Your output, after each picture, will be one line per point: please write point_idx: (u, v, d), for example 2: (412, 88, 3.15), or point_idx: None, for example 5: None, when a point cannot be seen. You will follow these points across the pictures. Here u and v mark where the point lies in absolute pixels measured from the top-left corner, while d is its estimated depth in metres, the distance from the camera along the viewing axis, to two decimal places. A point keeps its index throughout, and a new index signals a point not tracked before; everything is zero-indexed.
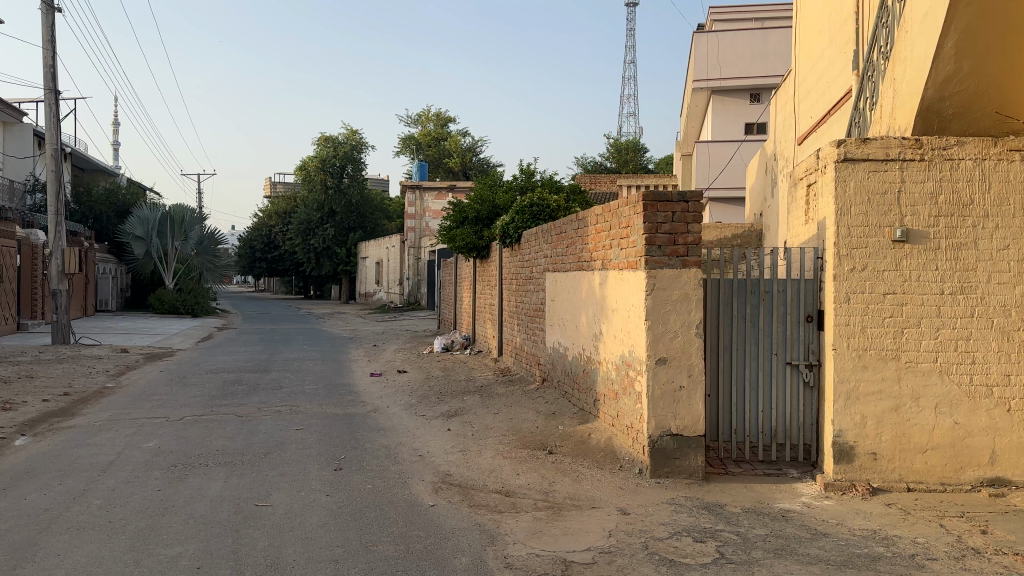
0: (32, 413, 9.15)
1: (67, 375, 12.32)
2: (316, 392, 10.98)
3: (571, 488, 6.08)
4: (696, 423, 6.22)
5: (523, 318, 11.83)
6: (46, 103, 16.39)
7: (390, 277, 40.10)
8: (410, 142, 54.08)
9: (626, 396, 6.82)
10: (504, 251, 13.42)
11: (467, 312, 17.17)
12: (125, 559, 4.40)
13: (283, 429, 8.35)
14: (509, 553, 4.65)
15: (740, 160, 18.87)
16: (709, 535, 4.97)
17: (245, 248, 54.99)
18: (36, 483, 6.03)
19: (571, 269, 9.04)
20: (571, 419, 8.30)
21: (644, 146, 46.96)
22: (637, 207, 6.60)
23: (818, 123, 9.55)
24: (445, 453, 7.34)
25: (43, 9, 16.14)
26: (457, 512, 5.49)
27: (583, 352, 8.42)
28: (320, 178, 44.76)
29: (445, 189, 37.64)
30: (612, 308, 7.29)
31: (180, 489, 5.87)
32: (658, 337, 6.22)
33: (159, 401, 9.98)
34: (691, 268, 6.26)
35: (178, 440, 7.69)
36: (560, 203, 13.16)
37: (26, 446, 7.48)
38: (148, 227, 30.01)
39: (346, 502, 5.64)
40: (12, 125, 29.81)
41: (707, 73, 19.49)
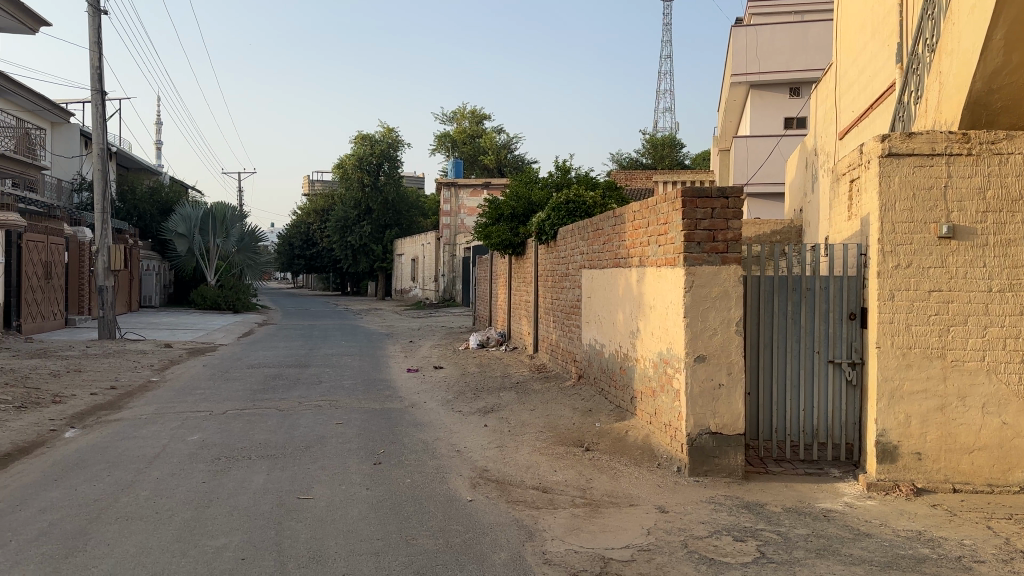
0: (80, 406, 9.39)
1: (113, 369, 12.60)
2: (354, 387, 11.11)
3: (609, 485, 6.07)
4: (736, 422, 6.17)
5: (559, 315, 11.81)
6: (92, 104, 16.75)
7: (425, 274, 40.32)
8: (446, 140, 54.50)
9: (664, 393, 6.77)
10: (540, 247, 13.44)
11: (502, 309, 17.21)
12: (172, 550, 4.49)
13: (323, 423, 8.47)
14: (548, 549, 4.66)
15: (779, 155, 18.62)
16: (750, 534, 4.92)
17: (284, 245, 55.94)
18: (86, 474, 6.19)
19: (608, 267, 9.02)
20: (608, 416, 8.27)
21: (679, 142, 46.58)
22: (675, 204, 6.55)
23: (860, 117, 9.39)
24: (482, 449, 7.37)
25: (90, 11, 16.48)
26: (495, 507, 5.51)
27: (620, 349, 8.39)
28: (356, 176, 45.11)
29: (480, 186, 37.72)
30: (650, 304, 7.25)
31: (224, 481, 5.97)
32: (698, 334, 6.17)
33: (202, 395, 10.17)
34: (731, 265, 6.20)
35: (221, 433, 7.84)
36: (596, 199, 13.12)
37: (76, 438, 7.66)
38: (190, 225, 30.56)
39: (386, 496, 5.70)
40: (60, 125, 30.46)
41: (746, 67, 19.26)
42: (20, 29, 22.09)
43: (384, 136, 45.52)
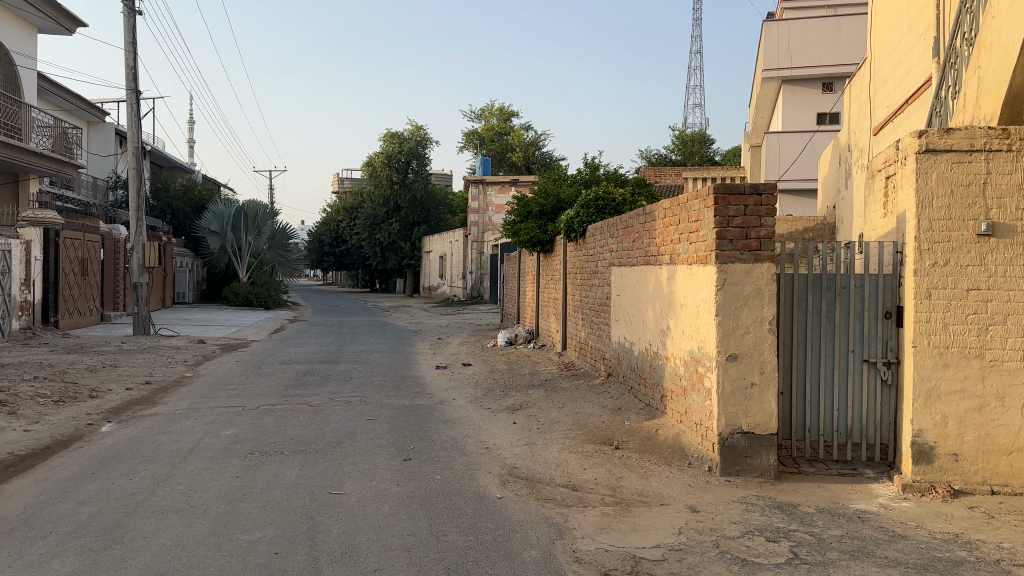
0: (116, 401, 9.55)
1: (148, 364, 12.80)
2: (384, 384, 11.19)
3: (639, 483, 6.05)
4: (769, 421, 6.11)
5: (588, 313, 11.77)
6: (127, 103, 17.00)
7: (453, 271, 40.42)
8: (474, 137, 54.68)
9: (695, 392, 6.72)
10: (569, 245, 13.42)
11: (530, 307, 17.20)
12: (207, 544, 4.55)
13: (354, 419, 8.53)
14: (578, 547, 4.65)
15: (812, 151, 18.42)
16: (783, 535, 4.87)
17: (314, 243, 56.55)
18: (123, 468, 6.29)
19: (637, 264, 8.98)
20: (637, 414, 8.23)
21: (710, 138, 46.24)
22: (707, 201, 6.50)
23: (896, 112, 9.24)
24: (511, 446, 7.38)
25: (125, 11, 16.72)
26: (524, 504, 5.52)
27: (650, 347, 8.34)
28: (385, 174, 45.41)
29: (508, 184, 37.75)
30: (680, 302, 7.20)
31: (257, 476, 6.05)
32: (730, 332, 6.12)
33: (235, 391, 10.28)
34: (764, 262, 6.14)
35: (254, 428, 7.93)
36: (626, 196, 13.06)
37: (112, 433, 7.79)
38: (223, 222, 31.01)
39: (416, 492, 5.73)
40: (95, 124, 30.94)
41: (778, 62, 19.07)
42: (57, 29, 22.45)
43: (412, 133, 45.82)
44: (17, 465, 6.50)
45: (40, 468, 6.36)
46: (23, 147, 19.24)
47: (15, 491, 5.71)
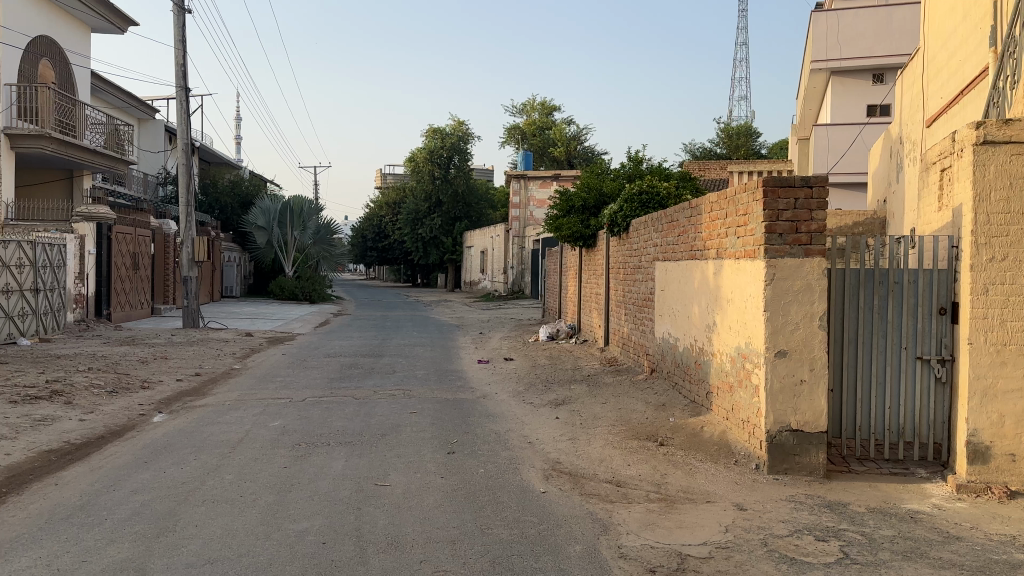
0: (167, 391, 9.77)
1: (198, 356, 13.08)
2: (427, 377, 11.26)
3: (684, 480, 5.99)
4: (818, 418, 6.01)
5: (631, 308, 11.70)
6: (177, 100, 17.33)
7: (494, 266, 40.44)
8: (516, 132, 54.69)
9: (742, 389, 6.63)
10: (612, 240, 13.35)
11: (572, 302, 17.13)
12: (256, 532, 4.63)
13: (399, 412, 8.60)
14: (623, 544, 4.62)
15: (862, 144, 18.06)
16: (833, 534, 4.78)
17: (358, 238, 57.26)
18: (174, 457, 6.43)
19: (682, 259, 8.88)
20: (682, 411, 8.14)
21: (756, 131, 45.58)
22: (756, 194, 6.41)
23: (950, 103, 8.99)
24: (554, 441, 7.36)
25: (174, 11, 17.05)
26: (569, 499, 5.50)
27: (695, 343, 8.25)
28: (427, 169, 45.42)
29: (550, 178, 37.69)
30: (727, 297, 7.10)
31: (304, 467, 6.13)
32: (779, 329, 6.02)
33: (282, 383, 10.44)
34: (814, 257, 6.03)
35: (301, 420, 8.04)
36: (670, 189, 13.00)
37: (164, 423, 7.97)
38: (270, 218, 31.49)
39: (461, 484, 5.75)
40: (147, 121, 31.62)
41: (827, 53, 18.70)
42: (110, 29, 23.01)
43: (454, 129, 45.89)
44: (73, 453, 6.69)
45: (95, 456, 6.53)
46: (78, 144, 19.70)
47: (72, 478, 5.87)
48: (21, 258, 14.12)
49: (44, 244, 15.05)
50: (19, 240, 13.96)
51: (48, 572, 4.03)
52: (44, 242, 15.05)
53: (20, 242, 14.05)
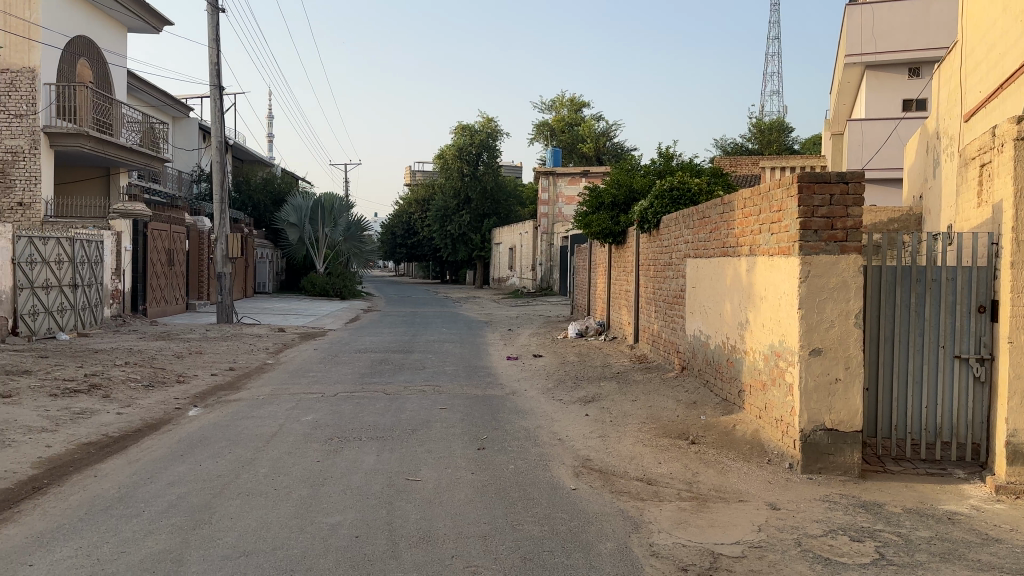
0: (202, 385, 9.92)
1: (232, 351, 13.25)
2: (457, 373, 11.32)
3: (716, 479, 5.93)
4: (853, 418, 5.93)
5: (662, 305, 11.64)
6: (211, 99, 17.55)
7: (523, 263, 40.43)
8: (545, 128, 54.65)
9: (775, 387, 6.56)
10: (642, 237, 13.28)
11: (602, 298, 17.09)
12: (290, 526, 4.68)
13: (429, 407, 8.65)
14: (655, 541, 4.60)
15: (898, 138, 17.79)
16: (868, 534, 4.73)
17: (387, 235, 57.61)
18: (209, 451, 6.53)
19: (714, 255, 8.82)
20: (714, 409, 8.09)
21: (789, 126, 45.06)
22: (790, 190, 6.34)
23: (989, 97, 8.82)
24: (584, 438, 7.34)
25: (208, 10, 17.26)
26: (599, 497, 5.49)
27: (726, 341, 8.20)
28: (456, 167, 45.55)
29: (579, 175, 37.59)
30: (761, 294, 7.03)
31: (337, 461, 6.19)
32: (813, 327, 5.95)
33: (314, 378, 10.54)
34: (850, 253, 5.95)
35: (332, 414, 8.11)
36: (702, 186, 12.88)
37: (199, 416, 8.09)
38: (301, 215, 31.79)
39: (491, 480, 5.77)
40: (182, 119, 32.08)
41: (862, 47, 18.45)
42: (145, 29, 23.36)
43: (483, 126, 45.93)
44: (111, 446, 6.81)
45: (132, 449, 6.65)
46: (114, 142, 20.08)
47: (110, 471, 5.98)
48: (60, 255, 14.39)
49: (82, 241, 15.32)
50: (58, 237, 14.24)
51: (90, 561, 4.11)
52: (82, 239, 15.33)
53: (59, 238, 14.32)
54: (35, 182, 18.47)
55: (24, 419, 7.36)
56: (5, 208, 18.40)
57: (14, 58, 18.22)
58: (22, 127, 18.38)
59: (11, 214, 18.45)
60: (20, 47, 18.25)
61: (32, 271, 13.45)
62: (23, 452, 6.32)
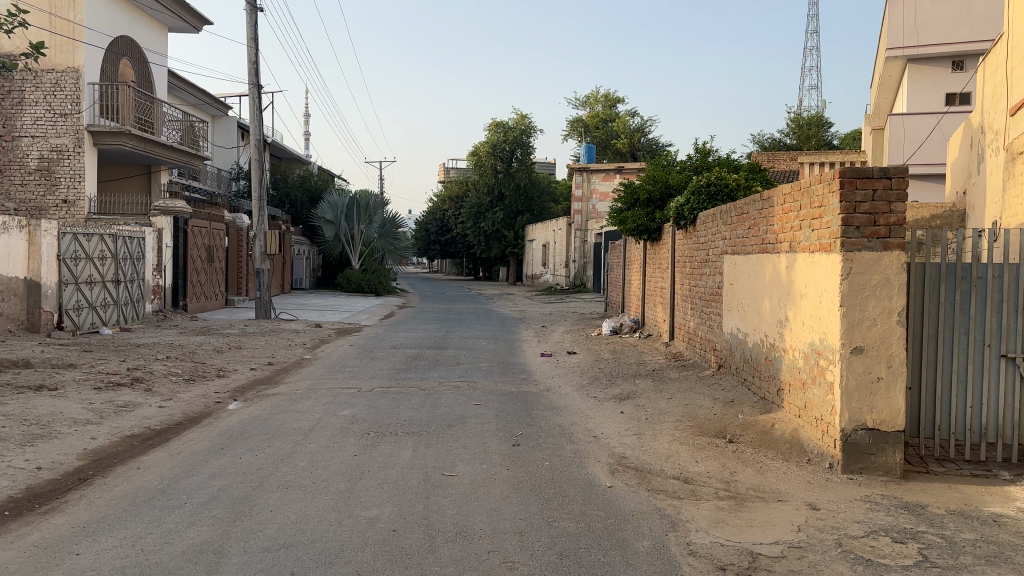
0: (242, 380, 10.07)
1: (270, 346, 13.44)
2: (491, 370, 11.36)
3: (755, 479, 5.87)
4: (896, 417, 5.83)
5: (698, 302, 11.53)
6: (249, 97, 17.76)
7: (556, 260, 40.33)
8: (579, 125, 54.57)
9: (816, 386, 6.47)
10: (678, 233, 13.18)
11: (636, 295, 16.99)
12: (329, 518, 4.73)
13: (464, 403, 8.68)
14: (693, 540, 4.57)
15: (941, 134, 17.49)
16: (911, 536, 4.64)
17: (421, 232, 57.98)
18: (249, 444, 6.63)
19: (753, 252, 8.73)
20: (752, 408, 7.99)
21: (828, 121, 44.41)
22: (832, 185, 6.25)
23: None
24: (620, 436, 7.31)
25: (247, 9, 17.47)
26: (636, 494, 5.47)
27: (765, 339, 8.09)
28: (490, 163, 45.74)
29: (613, 171, 37.40)
30: (801, 292, 6.94)
31: (374, 455, 6.24)
32: (855, 325, 5.86)
33: (350, 373, 10.64)
34: (893, 250, 5.85)
35: (369, 409, 8.18)
36: (739, 182, 12.73)
37: (240, 410, 8.22)
38: (337, 212, 32.09)
39: (527, 477, 5.77)
40: (220, 117, 32.54)
41: (903, 40, 18.07)
42: (185, 28, 23.72)
43: (516, 122, 46.10)
44: (154, 438, 6.94)
45: (174, 442, 6.77)
46: (155, 140, 20.43)
47: (153, 463, 6.10)
48: (103, 251, 14.70)
49: (125, 237, 15.63)
50: (101, 233, 14.54)
51: (134, 551, 4.20)
52: (125, 235, 15.63)
53: (103, 234, 14.61)
54: (79, 180, 18.88)
55: (70, 411, 7.54)
56: (51, 205, 18.91)
57: (58, 58, 18.61)
58: (67, 126, 18.78)
59: (56, 212, 18.90)
60: (65, 47, 18.63)
61: (76, 267, 13.76)
62: (70, 444, 6.47)
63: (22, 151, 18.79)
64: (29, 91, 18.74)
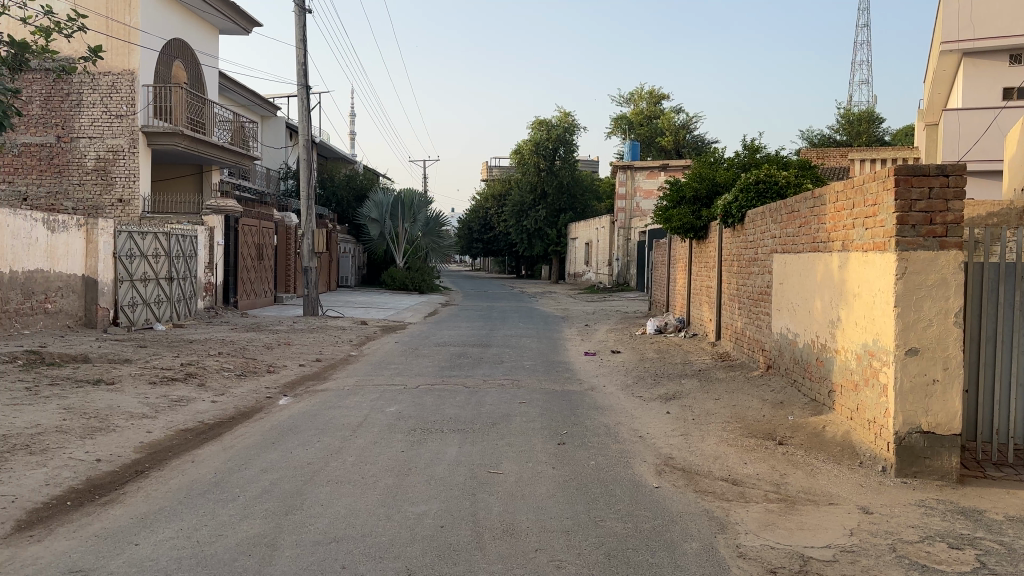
0: (291, 376, 10.26)
1: (318, 343, 13.67)
2: (535, 368, 11.39)
3: (805, 481, 5.80)
4: (951, 421, 5.70)
5: (746, 302, 11.40)
6: (298, 97, 18.02)
7: (599, 258, 40.14)
8: (623, 121, 54.32)
9: (868, 387, 6.36)
10: (726, 231, 13.03)
11: (682, 295, 16.84)
12: (378, 513, 4.79)
13: (508, 401, 8.70)
14: (742, 543, 4.53)
15: (998, 129, 16.97)
16: (968, 542, 4.54)
17: (464, 230, 58.33)
18: (299, 439, 6.74)
19: (804, 251, 8.59)
20: (803, 409, 7.88)
21: (879, 117, 43.49)
22: (887, 183, 6.12)
23: None
24: (666, 436, 7.27)
25: (296, 11, 17.74)
26: (683, 496, 5.43)
27: (817, 340, 7.95)
28: (533, 161, 45.75)
29: (658, 168, 37.09)
30: (854, 292, 6.83)
31: (421, 452, 6.30)
32: (910, 325, 5.74)
33: (395, 370, 10.73)
34: (950, 250, 5.72)
35: (415, 406, 8.25)
36: (790, 179, 12.54)
37: (289, 405, 8.37)
38: (382, 211, 32.38)
39: (573, 476, 5.77)
40: (270, 118, 33.08)
41: (959, 33, 17.62)
42: (236, 30, 24.17)
43: (561, 120, 45.97)
44: (207, 432, 7.12)
45: (227, 436, 6.92)
46: (206, 141, 20.88)
47: (207, 456, 6.25)
48: (157, 249, 15.07)
49: (178, 236, 16.00)
50: (155, 232, 14.91)
51: (190, 543, 4.30)
52: (178, 234, 16.00)
53: (157, 233, 14.99)
54: (134, 180, 19.38)
55: (127, 405, 7.76)
56: (107, 204, 19.45)
57: (115, 61, 19.12)
58: (123, 127, 19.28)
59: (111, 211, 19.44)
60: (121, 50, 19.13)
61: (131, 265, 14.15)
62: (127, 437, 6.66)
63: (80, 152, 19.33)
64: (87, 93, 19.28)
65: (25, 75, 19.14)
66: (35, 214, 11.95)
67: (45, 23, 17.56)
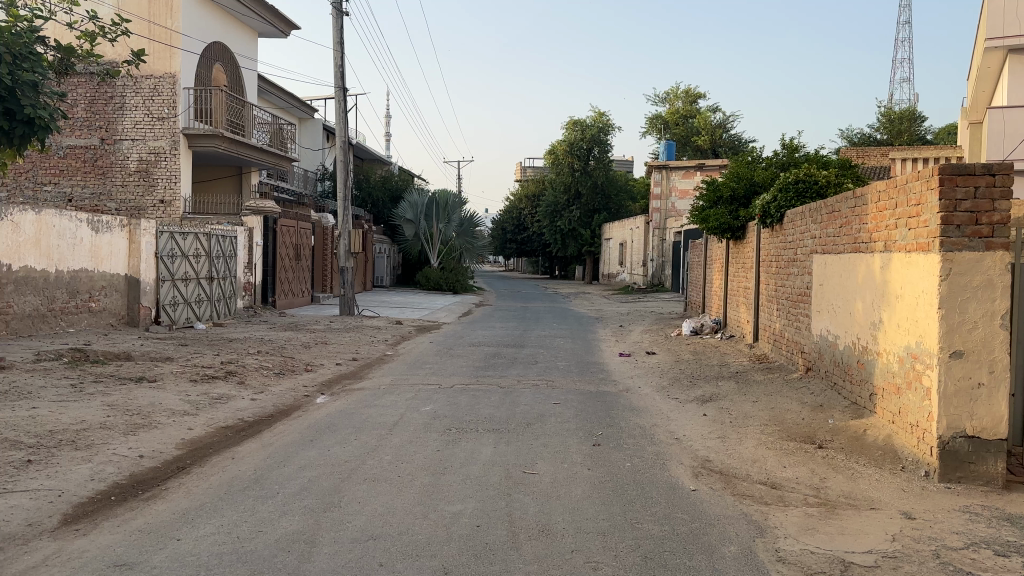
0: (328, 374, 10.36)
1: (354, 342, 13.79)
2: (570, 368, 11.37)
3: (846, 486, 5.72)
4: (997, 425, 5.58)
5: (784, 303, 11.26)
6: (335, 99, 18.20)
7: (633, 259, 39.95)
8: (658, 121, 53.98)
9: (911, 391, 6.26)
10: (764, 232, 12.90)
11: (717, 296, 16.70)
12: (415, 512, 4.82)
13: (543, 402, 8.70)
14: (781, 547, 4.48)
15: None
16: (1014, 549, 4.44)
17: (498, 230, 58.45)
18: (337, 437, 6.82)
19: (845, 251, 8.47)
20: (842, 412, 7.78)
21: (921, 115, 42.70)
22: (930, 182, 6.01)
23: None
24: (703, 438, 7.21)
25: (333, 14, 17.91)
26: (720, 499, 5.39)
27: (858, 342, 7.83)
28: (567, 161, 45.79)
29: (694, 168, 36.79)
30: (896, 292, 6.72)
31: (456, 451, 6.32)
32: (954, 327, 5.63)
33: (430, 370, 10.79)
34: (996, 250, 5.60)
35: (449, 406, 8.28)
36: (830, 178, 12.38)
37: (326, 404, 8.46)
38: (417, 211, 32.58)
39: (608, 477, 5.75)
40: (307, 120, 33.50)
41: (1004, 30, 17.23)
42: (274, 33, 24.49)
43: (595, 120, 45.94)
44: (247, 430, 7.22)
45: (266, 434, 7.02)
46: (245, 142, 21.19)
47: (246, 453, 6.34)
48: (198, 249, 15.33)
49: (218, 237, 16.24)
50: (195, 232, 15.16)
51: (231, 539, 4.37)
52: (218, 235, 16.25)
53: (197, 234, 15.25)
54: (175, 181, 19.73)
55: (168, 403, 7.90)
56: (149, 205, 19.83)
57: (157, 65, 19.49)
58: (164, 129, 19.64)
59: (153, 211, 19.82)
60: (162, 54, 19.48)
61: (172, 265, 14.42)
62: (169, 434, 6.78)
63: (123, 154, 19.73)
64: (129, 96, 19.67)
65: (70, 79, 19.60)
66: (79, 214, 12.21)
67: (89, 28, 17.96)
